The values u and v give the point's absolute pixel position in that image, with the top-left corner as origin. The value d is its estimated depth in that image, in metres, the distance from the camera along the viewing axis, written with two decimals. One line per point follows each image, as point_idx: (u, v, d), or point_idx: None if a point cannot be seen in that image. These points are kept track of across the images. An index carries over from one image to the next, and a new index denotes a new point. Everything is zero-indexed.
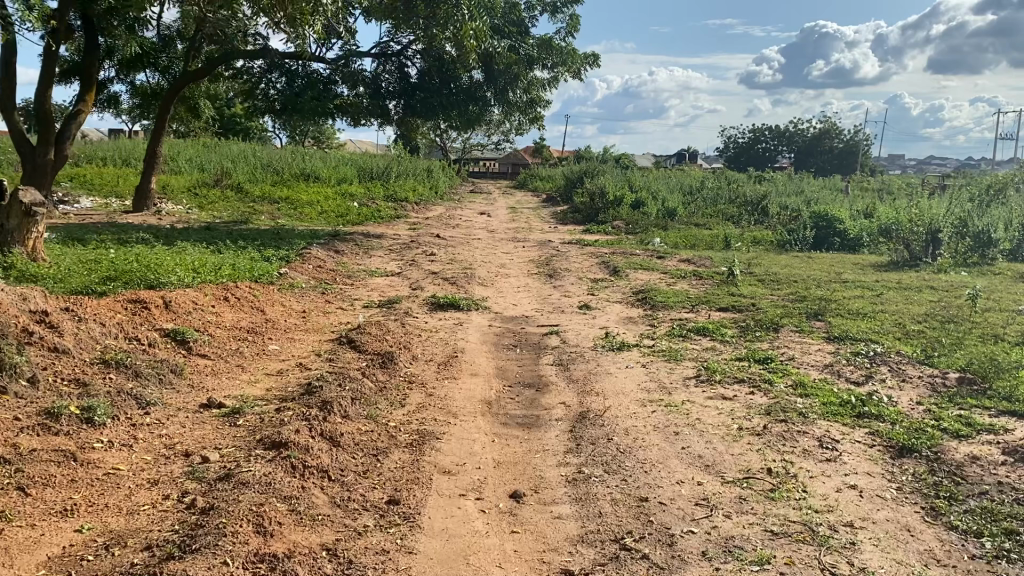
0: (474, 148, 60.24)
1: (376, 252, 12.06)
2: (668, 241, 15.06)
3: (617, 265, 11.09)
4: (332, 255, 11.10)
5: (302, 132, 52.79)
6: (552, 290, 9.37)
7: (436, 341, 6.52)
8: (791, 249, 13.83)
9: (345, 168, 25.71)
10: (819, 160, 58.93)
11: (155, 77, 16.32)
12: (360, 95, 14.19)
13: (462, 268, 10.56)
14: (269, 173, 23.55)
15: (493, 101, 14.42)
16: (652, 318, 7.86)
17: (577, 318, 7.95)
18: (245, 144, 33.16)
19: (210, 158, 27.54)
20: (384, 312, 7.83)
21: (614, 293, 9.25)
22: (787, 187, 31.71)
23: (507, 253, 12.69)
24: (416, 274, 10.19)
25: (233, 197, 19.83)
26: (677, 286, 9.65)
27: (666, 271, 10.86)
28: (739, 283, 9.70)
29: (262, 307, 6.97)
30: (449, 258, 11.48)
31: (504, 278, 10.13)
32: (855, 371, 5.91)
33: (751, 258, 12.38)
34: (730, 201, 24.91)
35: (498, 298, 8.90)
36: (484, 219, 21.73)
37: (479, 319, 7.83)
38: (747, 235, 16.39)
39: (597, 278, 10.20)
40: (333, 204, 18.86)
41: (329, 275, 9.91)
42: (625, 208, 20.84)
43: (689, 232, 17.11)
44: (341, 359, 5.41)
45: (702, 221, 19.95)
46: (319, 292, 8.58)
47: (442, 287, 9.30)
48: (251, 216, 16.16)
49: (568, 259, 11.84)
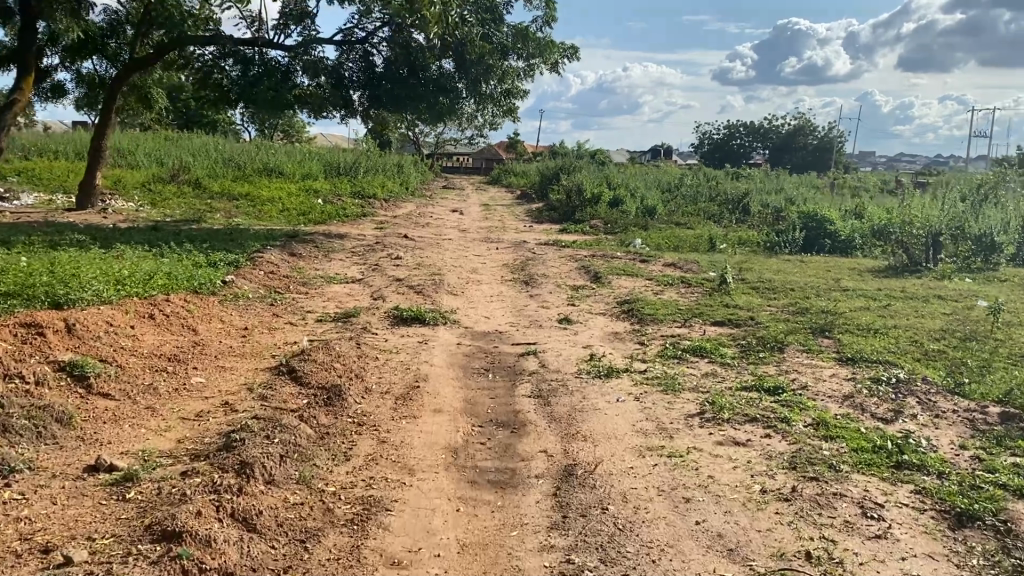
0: (447, 143, 59.19)
1: (338, 255, 11.14)
2: (649, 242, 14.26)
3: (598, 270, 10.24)
4: (288, 259, 10.16)
5: (272, 126, 51.47)
6: (528, 300, 8.51)
7: (395, 368, 5.62)
8: (780, 252, 13.07)
9: (311, 163, 24.66)
10: (794, 158, 58.56)
11: (103, 65, 15.24)
12: (322, 85, 13.24)
13: (429, 274, 9.67)
14: (231, 168, 22.46)
15: (465, 92, 13.51)
16: (640, 335, 7.03)
17: (556, 333, 7.10)
18: (209, 138, 31.95)
19: (170, 152, 26.36)
20: (340, 329, 6.92)
21: (597, 303, 8.41)
22: (767, 184, 31.11)
23: (479, 256, 11.82)
24: (379, 282, 9.29)
25: (190, 194, 18.75)
26: (664, 295, 8.82)
27: (652, 276, 10.03)
28: (732, 292, 8.89)
29: (194, 325, 6.05)
30: (417, 262, 10.58)
31: (475, 286, 9.25)
32: (879, 403, 5.11)
33: (739, 262, 11.59)
34: (710, 199, 24.18)
35: (468, 309, 8.03)
36: (456, 217, 20.80)
37: (446, 336, 6.95)
38: (731, 236, 15.62)
39: (577, 285, 9.35)
40: (296, 201, 17.87)
41: (282, 283, 8.98)
42: (603, 206, 20.03)
43: (671, 232, 16.31)
44: (277, 395, 4.50)
45: (683, 220, 19.16)
46: (267, 305, 7.66)
47: (406, 296, 8.41)
48: (206, 214, 15.14)
49: (545, 263, 10.98)
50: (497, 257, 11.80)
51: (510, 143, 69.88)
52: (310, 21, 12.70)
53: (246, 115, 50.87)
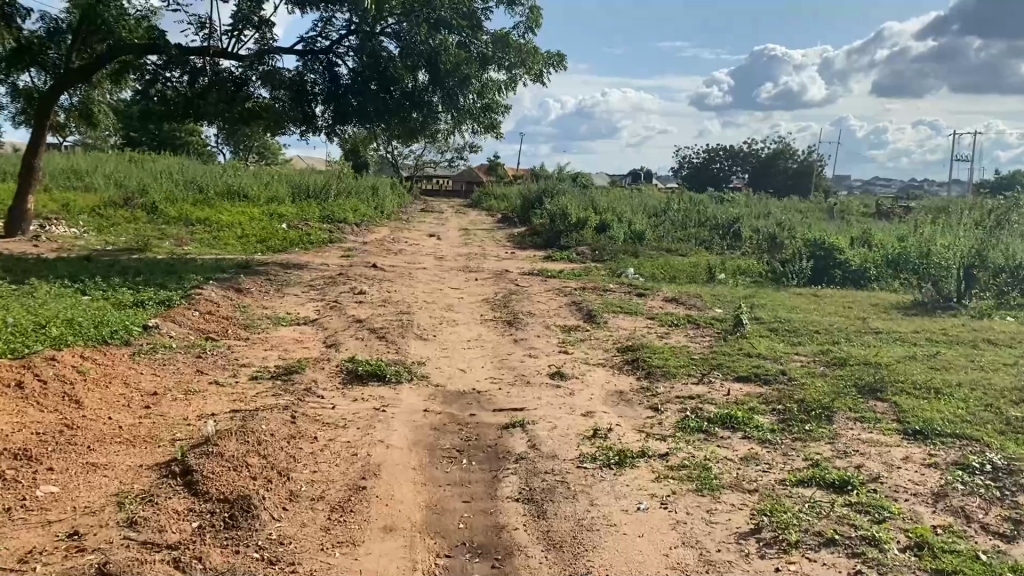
0: (425, 166, 57.92)
1: (296, 289, 9.80)
2: (644, 272, 12.99)
3: (591, 308, 8.92)
4: (233, 296, 8.78)
5: (247, 147, 49.97)
6: (511, 346, 7.17)
7: (337, 455, 4.26)
8: (788, 284, 11.83)
9: (279, 185, 23.26)
10: (775, 181, 57.73)
11: (40, 78, 13.84)
12: (279, 98, 11.93)
13: (396, 313, 8.31)
14: (191, 191, 21.03)
15: (440, 107, 12.23)
16: (650, 396, 5.70)
17: (547, 392, 5.76)
18: (174, 159, 30.42)
19: (129, 174, 24.87)
20: (277, 394, 5.55)
21: (594, 350, 7.08)
22: (755, 208, 30.08)
23: (456, 289, 10.49)
24: (336, 322, 7.92)
25: (142, 218, 17.31)
26: (672, 338, 7.51)
27: (652, 314, 8.73)
28: (749, 334, 7.61)
29: (80, 395, 4.68)
30: (383, 297, 9.21)
31: (449, 328, 7.91)
32: (986, 506, 3.80)
33: (747, 296, 10.34)
34: (700, 224, 22.98)
35: (440, 359, 6.67)
36: (432, 243, 19.46)
37: (410, 397, 5.59)
38: (731, 265, 14.37)
39: (568, 326, 8.02)
40: (257, 227, 16.46)
41: (220, 327, 7.59)
42: (589, 231, 18.76)
43: (665, 261, 15.05)
44: (153, 519, 3.15)
45: (674, 248, 17.91)
46: (192, 358, 6.28)
47: (366, 343, 7.05)
48: (153, 241, 13.73)
49: (529, 298, 9.66)
50: (477, 290, 10.47)
51: (489, 166, 68.80)
52: (267, 26, 11.40)
53: (220, 135, 49.35)
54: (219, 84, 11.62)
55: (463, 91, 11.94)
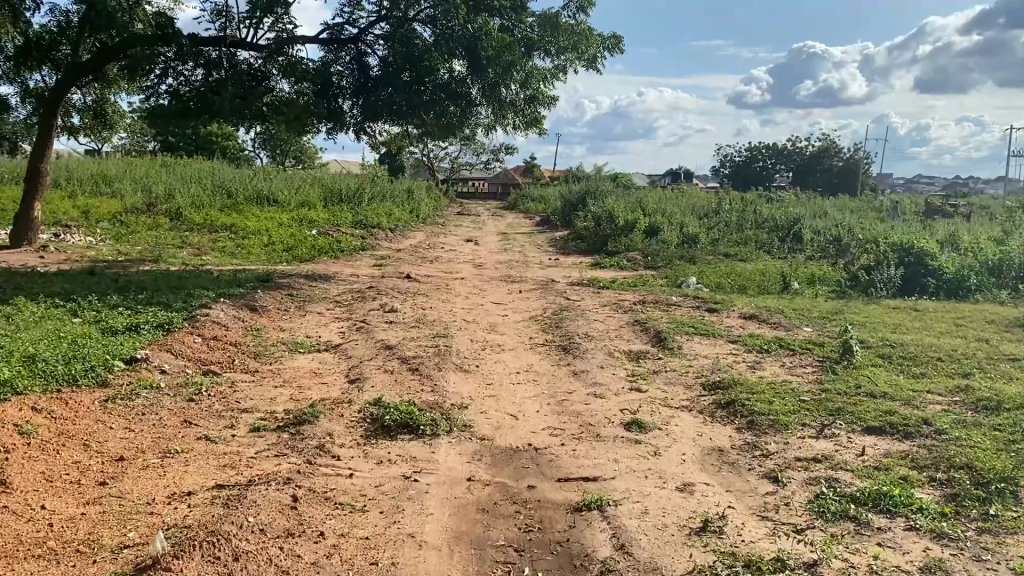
0: (462, 168, 56.85)
1: (320, 306, 8.63)
2: (708, 282, 11.64)
3: (661, 328, 7.60)
4: (245, 317, 7.60)
5: (282, 151, 49.30)
6: (572, 381, 5.90)
7: (350, 566, 3.04)
8: (877, 296, 10.42)
9: (310, 189, 22.22)
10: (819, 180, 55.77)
11: (49, 76, 12.83)
12: (302, 92, 10.81)
13: (432, 337, 7.06)
14: (219, 196, 20.05)
15: (480, 98, 11.05)
16: (761, 460, 4.39)
17: (626, 451, 4.46)
18: (205, 164, 29.57)
19: (156, 179, 23.99)
20: (279, 456, 4.35)
21: (674, 388, 5.77)
22: (810, 208, 28.49)
23: (501, 304, 9.28)
24: (362, 349, 6.69)
25: (164, 225, 16.32)
26: (767, 371, 6.18)
27: (734, 336, 7.41)
28: (861, 367, 6.25)
29: (9, 474, 3.51)
30: (417, 316, 7.98)
31: (495, 356, 6.65)
32: None
33: (836, 313, 8.95)
34: (754, 225, 21.51)
35: (485, 400, 5.41)
36: (470, 249, 18.23)
37: (450, 458, 4.35)
38: (801, 272, 12.95)
39: (637, 353, 6.73)
40: (284, 234, 15.36)
41: (224, 357, 6.41)
42: (638, 234, 17.41)
43: (728, 268, 13.66)
44: None
45: (732, 254, 16.48)
46: (181, 402, 5.09)
47: (396, 378, 5.80)
48: (170, 251, 12.67)
49: (586, 315, 8.37)
50: (525, 305, 9.23)
51: (526, 168, 67.58)
52: (285, 11, 10.26)
53: (255, 140, 48.75)
54: (236, 77, 10.50)
55: (504, 80, 10.73)
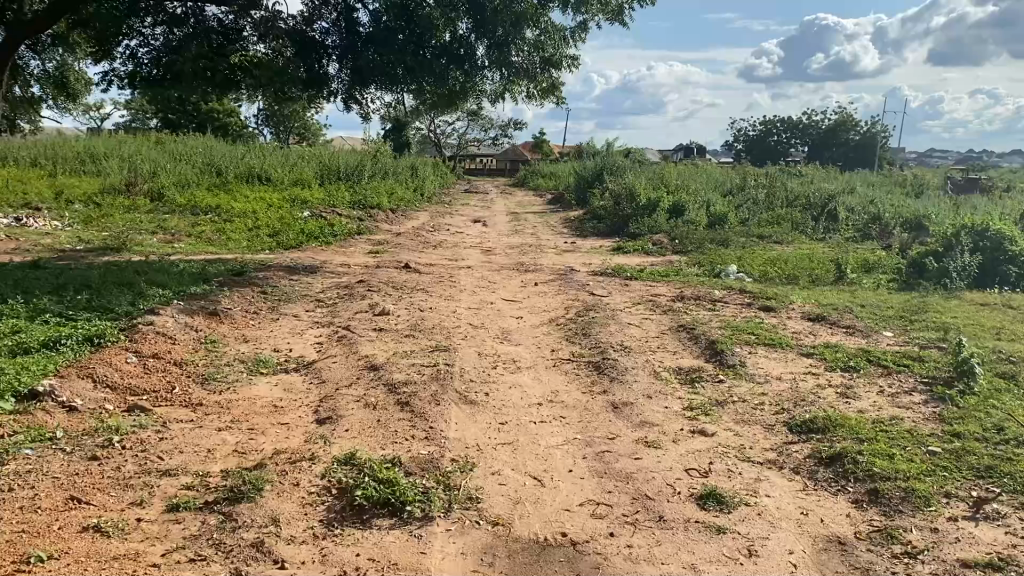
0: (470, 144, 55.29)
1: (298, 307, 7.21)
2: (750, 271, 10.17)
3: (714, 336, 6.17)
4: (200, 325, 6.19)
5: (286, 127, 47.83)
6: (613, 419, 4.46)
7: None
8: (952, 288, 8.97)
9: (306, 166, 20.76)
10: (836, 153, 53.85)
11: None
12: (279, 51, 9.29)
13: (430, 352, 5.63)
14: (208, 174, 18.63)
15: (488, 64, 9.54)
16: (910, 567, 2.96)
17: (706, 550, 3.04)
18: (201, 140, 28.15)
19: (145, 156, 22.58)
20: (195, 564, 2.93)
21: (749, 431, 4.33)
22: (838, 184, 26.93)
23: (515, 302, 7.84)
24: (340, 369, 5.27)
25: (143, 207, 14.93)
26: (866, 403, 4.74)
27: (806, 347, 5.97)
28: (988, 396, 4.80)
29: None
30: (413, 321, 6.55)
31: (510, 379, 5.22)
32: None
33: (917, 313, 7.50)
34: (784, 203, 19.94)
35: (499, 452, 3.99)
36: (479, 231, 16.79)
37: (448, 567, 2.93)
38: (853, 258, 11.48)
39: (691, 375, 5.30)
40: (273, 216, 13.94)
41: (163, 383, 4.99)
42: (662, 215, 15.93)
43: (767, 254, 12.20)
44: None
45: (766, 238, 14.97)
46: (78, 462, 3.68)
47: (379, 417, 4.38)
48: (140, 238, 11.27)
49: (619, 317, 6.94)
50: (544, 304, 7.79)
51: (535, 143, 65.89)
52: None
53: (257, 117, 47.31)
54: (202, 34, 8.99)
55: (516, 38, 9.24)
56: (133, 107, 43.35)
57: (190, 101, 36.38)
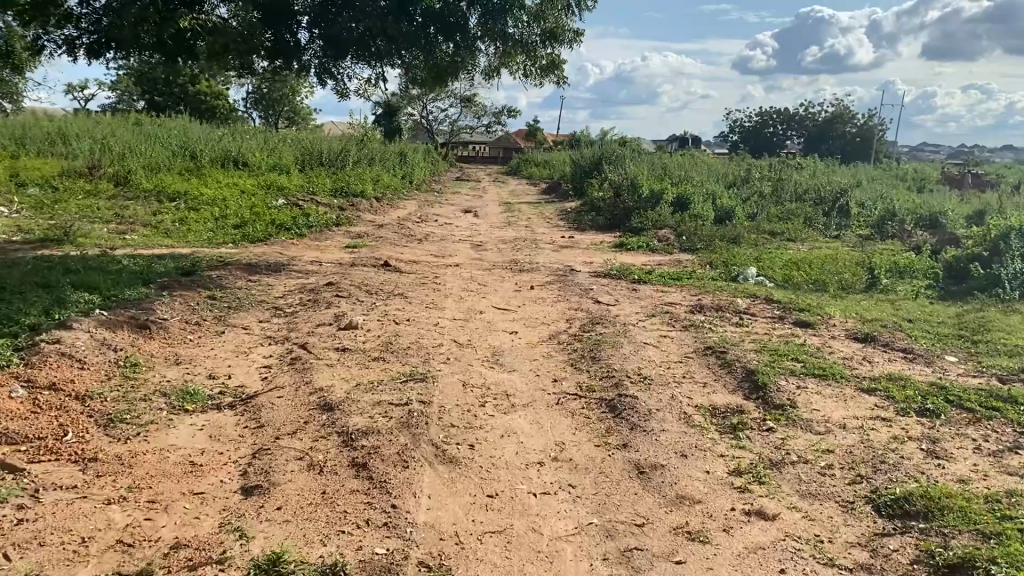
0: (462, 131, 54.01)
1: (250, 317, 6.05)
2: (772, 274, 9.05)
3: (751, 364, 5.05)
4: (121, 342, 5.02)
5: (274, 111, 46.45)
6: (639, 490, 3.34)
7: None
8: (1004, 299, 7.89)
9: (287, 150, 19.54)
10: (831, 147, 53.03)
11: None
12: (242, 17, 8.00)
13: (400, 384, 4.49)
14: (180, 157, 17.38)
15: (481, 36, 8.37)
16: None
17: None
18: (180, 122, 26.81)
19: (117, 137, 21.27)
20: None
21: (822, 513, 3.22)
22: (842, 178, 25.89)
23: (508, 312, 6.71)
24: (284, 411, 4.13)
25: (105, 192, 13.72)
26: (968, 468, 3.62)
27: (865, 380, 4.86)
28: None
29: None
30: (384, 339, 5.41)
31: (501, 423, 4.09)
32: None
33: (977, 331, 6.41)
34: (793, 197, 18.86)
35: (484, 549, 2.88)
36: (469, 222, 15.65)
37: None
38: (881, 259, 10.40)
39: (732, 421, 4.17)
40: (243, 204, 12.74)
41: (50, 428, 3.82)
42: (666, 208, 14.82)
43: (785, 254, 11.11)
44: None
45: (778, 235, 13.88)
46: None
47: (325, 488, 3.26)
48: (88, 227, 10.06)
49: (631, 335, 5.81)
50: (542, 314, 6.66)
51: (528, 132, 64.63)
52: None
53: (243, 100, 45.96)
54: None
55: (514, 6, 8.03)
56: (117, 86, 41.91)
57: (174, 81, 35.03)
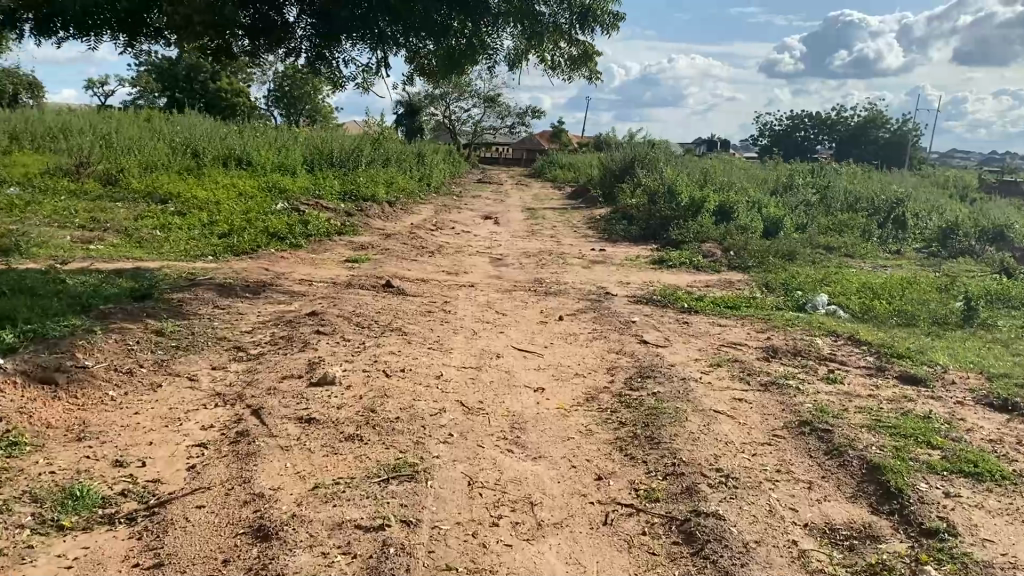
0: (486, 132, 52.73)
1: (200, 364, 4.70)
2: (848, 305, 7.60)
3: (871, 454, 3.63)
4: (6, 407, 3.66)
5: (296, 110, 45.37)
6: None
7: None
8: None
9: (296, 149, 18.28)
10: (864, 151, 51.02)
11: None
12: None
13: (377, 487, 3.12)
14: (181, 155, 16.16)
15: (504, 17, 6.59)
16: None
17: None
18: (192, 118, 25.65)
19: (120, 134, 20.09)
20: None
21: None
22: (887, 185, 24.33)
23: (532, 354, 5.31)
24: (199, 536, 2.77)
25: (90, 192, 12.50)
26: None
27: None
28: None
29: None
30: (366, 403, 4.03)
31: (522, 563, 2.70)
32: None
33: None
34: (844, 206, 17.32)
35: None
36: (489, 230, 14.31)
37: None
38: (968, 284, 8.92)
39: (873, 565, 2.77)
40: (237, 208, 11.44)
41: None
42: (707, 217, 13.39)
43: (852, 276, 9.65)
44: None
45: (834, 252, 12.40)
46: None
47: None
48: (51, 233, 8.77)
49: (696, 399, 4.39)
50: (575, 360, 5.24)
51: (554, 134, 63.31)
52: None
53: (263, 99, 44.90)
54: None
55: None
56: (137, 81, 41.02)
57: (193, 77, 33.97)
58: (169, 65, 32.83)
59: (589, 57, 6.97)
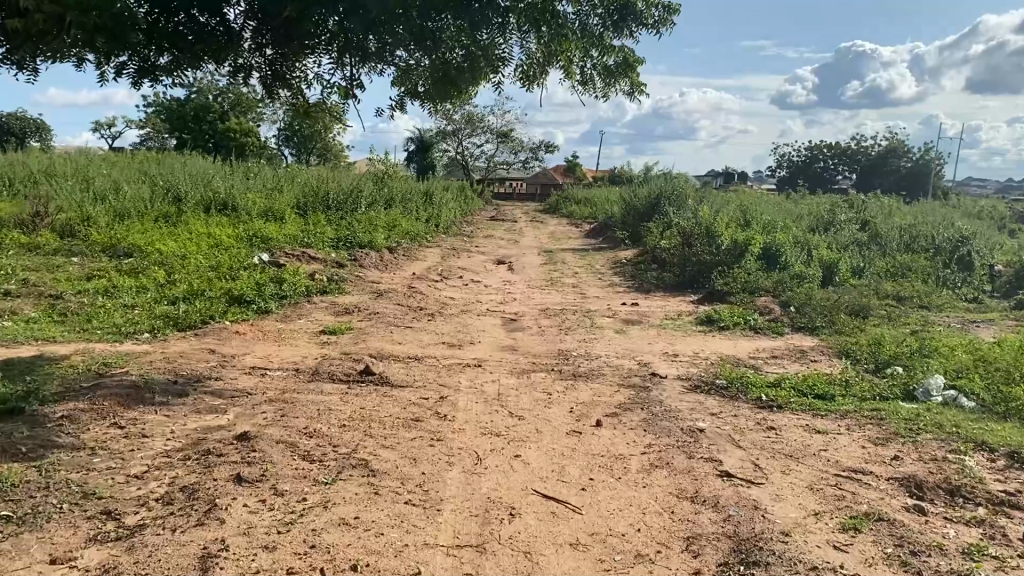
0: (500, 167, 51.23)
1: (32, 557, 2.88)
2: (973, 392, 5.75)
3: None
4: None
5: (307, 149, 44.01)
6: None
7: None
8: None
9: (288, 192, 16.63)
10: (886, 181, 49.04)
11: None
12: None
13: None
14: (159, 200, 14.52)
15: (513, 16, 4.39)
16: None
17: None
18: (191, 158, 24.11)
19: (105, 177, 18.51)
20: None
21: None
22: (932, 218, 22.42)
23: (564, 507, 3.49)
24: None
25: (44, 246, 10.83)
26: None
27: None
28: None
29: None
30: None
31: None
32: None
33: None
34: (897, 245, 15.46)
35: None
36: (502, 280, 12.54)
37: None
38: None
39: None
40: (204, 263, 9.73)
41: None
42: (753, 263, 11.59)
43: (951, 341, 7.81)
44: None
45: (907, 303, 10.55)
46: None
47: None
48: None
49: None
50: (630, 518, 3.42)
51: (568, 168, 61.83)
52: None
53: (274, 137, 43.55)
54: None
55: None
56: (144, 121, 39.75)
57: (202, 118, 32.48)
58: (174, 105, 31.41)
59: (634, 64, 4.88)
